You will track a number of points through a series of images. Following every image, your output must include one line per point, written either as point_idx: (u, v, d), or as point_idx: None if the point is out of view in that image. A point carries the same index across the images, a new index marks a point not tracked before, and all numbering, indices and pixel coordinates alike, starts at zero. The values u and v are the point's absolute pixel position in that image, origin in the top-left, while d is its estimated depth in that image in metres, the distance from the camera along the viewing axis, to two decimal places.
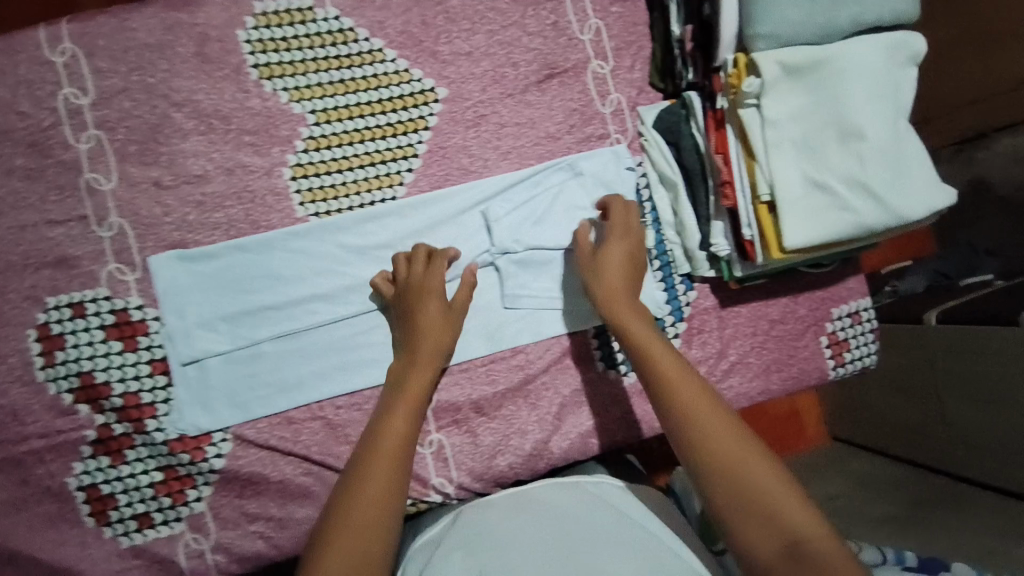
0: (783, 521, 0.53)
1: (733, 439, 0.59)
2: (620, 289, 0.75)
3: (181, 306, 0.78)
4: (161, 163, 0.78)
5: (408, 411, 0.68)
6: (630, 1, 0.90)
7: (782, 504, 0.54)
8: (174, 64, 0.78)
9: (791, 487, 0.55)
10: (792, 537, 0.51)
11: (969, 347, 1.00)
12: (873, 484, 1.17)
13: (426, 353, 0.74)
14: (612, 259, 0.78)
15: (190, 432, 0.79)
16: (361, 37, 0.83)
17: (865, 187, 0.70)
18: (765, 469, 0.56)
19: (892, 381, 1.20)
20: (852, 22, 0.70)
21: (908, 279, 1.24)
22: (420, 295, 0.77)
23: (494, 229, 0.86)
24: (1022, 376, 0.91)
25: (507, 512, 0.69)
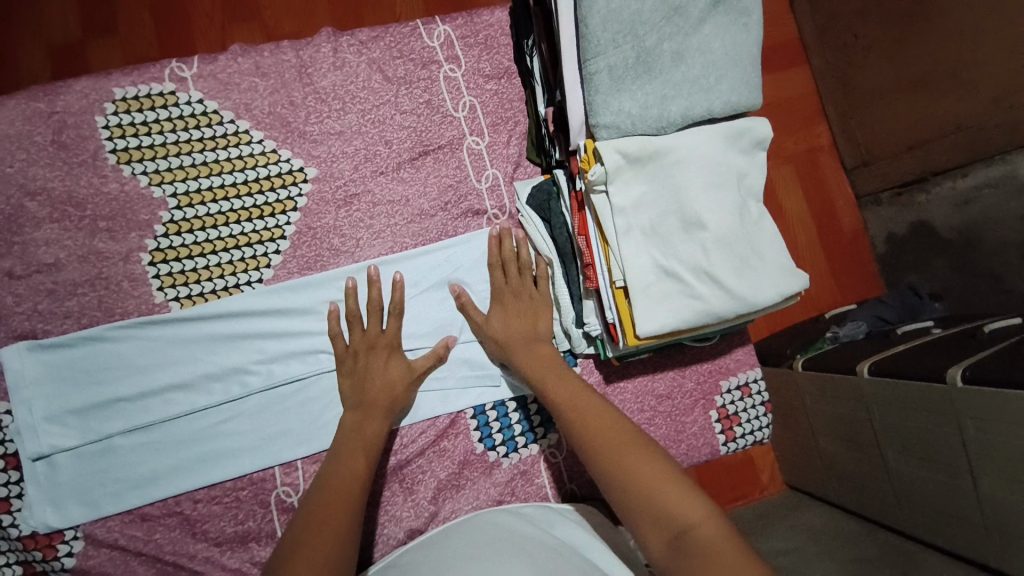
0: (675, 515, 0.57)
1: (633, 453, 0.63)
2: (522, 338, 0.80)
3: (28, 399, 0.76)
4: (13, 253, 0.77)
5: (361, 457, 0.71)
6: (505, 78, 0.91)
7: (674, 499, 0.58)
8: (32, 153, 0.78)
9: (681, 484, 0.60)
10: (682, 530, 0.56)
11: (892, 400, 0.91)
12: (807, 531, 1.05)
13: (354, 453, 0.71)
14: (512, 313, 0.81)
15: (40, 530, 0.74)
16: (225, 119, 0.83)
17: (711, 275, 0.70)
18: (661, 472, 0.61)
19: (830, 428, 1.08)
20: (685, 115, 0.70)
21: (851, 325, 1.18)
22: (389, 365, 0.78)
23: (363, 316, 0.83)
24: (944, 431, 0.82)
25: (418, 553, 0.70)
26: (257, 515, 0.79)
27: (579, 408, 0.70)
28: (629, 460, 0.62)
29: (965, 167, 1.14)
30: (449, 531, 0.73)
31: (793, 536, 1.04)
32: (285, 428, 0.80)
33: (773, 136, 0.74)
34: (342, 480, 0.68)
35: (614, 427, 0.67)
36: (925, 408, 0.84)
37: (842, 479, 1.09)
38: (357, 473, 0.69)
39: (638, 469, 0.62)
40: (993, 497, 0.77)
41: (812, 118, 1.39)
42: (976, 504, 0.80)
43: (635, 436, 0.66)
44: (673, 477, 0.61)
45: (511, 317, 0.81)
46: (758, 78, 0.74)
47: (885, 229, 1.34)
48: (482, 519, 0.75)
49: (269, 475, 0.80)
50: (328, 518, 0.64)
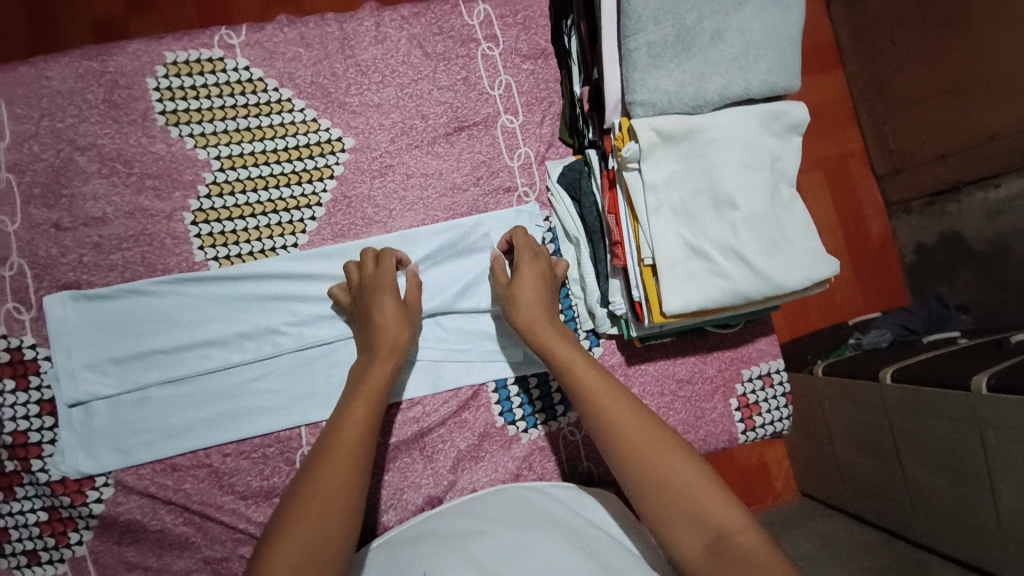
0: (709, 519, 0.55)
1: (660, 450, 0.61)
2: (542, 319, 0.76)
3: (69, 347, 0.78)
4: (61, 207, 0.80)
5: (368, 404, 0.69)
6: (541, 59, 0.93)
7: (707, 504, 0.56)
8: (84, 110, 0.81)
9: (712, 486, 0.58)
10: (718, 533, 0.54)
11: (914, 407, 0.90)
12: (824, 538, 1.03)
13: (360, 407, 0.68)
14: (523, 293, 0.78)
15: (71, 475, 0.77)
16: (270, 87, 0.86)
17: (739, 256, 0.71)
18: (690, 472, 0.59)
19: (848, 435, 1.07)
20: (721, 95, 0.71)
21: (873, 333, 1.17)
22: (382, 304, 0.76)
23: None
24: (965, 440, 0.81)
25: (438, 522, 0.71)
26: (281, 472, 0.81)
27: (602, 399, 0.67)
28: (662, 463, 0.60)
29: (997, 177, 1.12)
30: (469, 504, 0.74)
31: (807, 543, 1.03)
32: (312, 389, 0.82)
33: (808, 121, 0.74)
34: (346, 436, 0.65)
35: (638, 421, 0.64)
36: (946, 414, 0.84)
37: (858, 489, 1.08)
38: (363, 430, 0.66)
39: (673, 476, 0.59)
40: (1011, 506, 0.76)
41: (843, 119, 1.39)
42: (994, 515, 0.79)
43: (666, 437, 0.62)
44: (702, 477, 0.58)
45: (526, 295, 0.78)
46: (796, 63, 0.74)
47: (913, 238, 1.33)
48: (501, 495, 0.75)
49: (295, 435, 0.81)
50: (334, 473, 0.61)
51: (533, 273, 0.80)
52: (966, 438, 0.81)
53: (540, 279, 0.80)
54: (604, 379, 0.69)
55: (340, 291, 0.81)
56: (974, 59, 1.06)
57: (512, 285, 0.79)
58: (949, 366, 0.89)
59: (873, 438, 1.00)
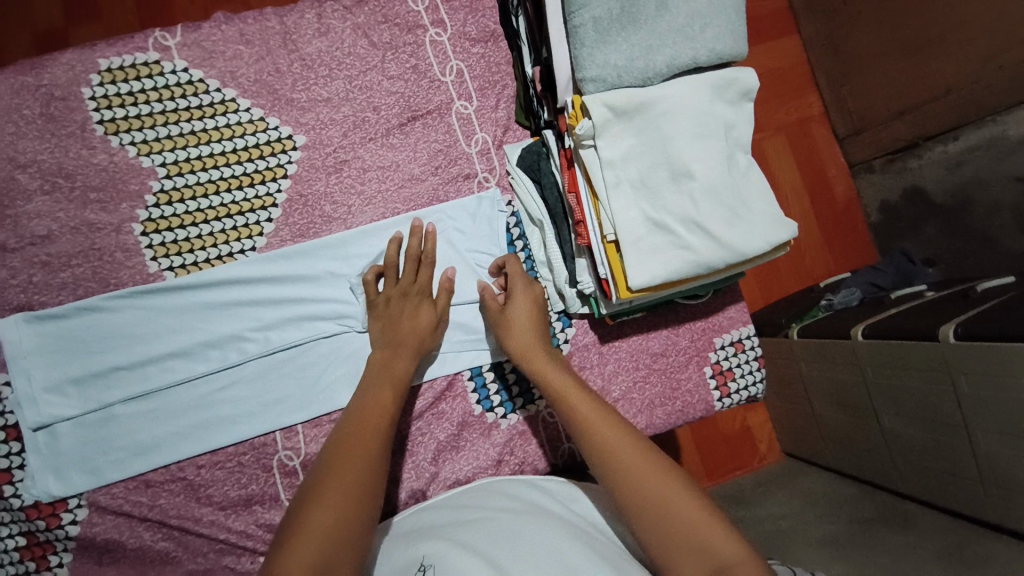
0: (708, 549, 0.56)
1: (658, 477, 0.61)
2: (535, 345, 0.75)
3: (27, 370, 0.76)
4: (5, 227, 0.77)
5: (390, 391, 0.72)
6: (491, 41, 0.91)
7: (706, 534, 0.57)
8: (19, 126, 0.78)
9: (708, 515, 0.58)
10: (718, 562, 0.55)
11: (888, 362, 0.91)
12: (811, 499, 1.05)
13: (366, 434, 0.66)
14: (519, 319, 0.77)
15: (43, 499, 0.75)
16: (212, 88, 0.83)
17: (701, 226, 0.71)
18: (688, 503, 0.59)
19: (825, 395, 1.10)
20: (670, 66, 0.71)
21: (844, 293, 1.19)
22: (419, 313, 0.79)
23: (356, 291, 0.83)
24: (939, 394, 0.83)
25: (428, 517, 0.70)
26: (260, 479, 0.80)
27: (598, 424, 0.66)
28: (660, 496, 0.60)
29: (957, 130, 1.13)
30: (458, 498, 0.74)
31: (793, 501, 1.06)
32: (284, 393, 0.81)
33: (759, 86, 0.74)
34: (352, 458, 0.64)
35: (635, 447, 0.64)
36: (918, 368, 0.86)
37: (839, 446, 1.11)
38: (386, 413, 0.70)
39: (670, 506, 0.59)
40: (989, 452, 0.78)
41: (802, 83, 1.39)
42: (974, 462, 0.81)
43: (664, 467, 0.62)
44: (700, 508, 0.59)
45: (519, 326, 0.77)
46: (742, 28, 0.74)
47: (878, 198, 1.35)
48: (488, 488, 0.75)
49: (270, 440, 0.80)
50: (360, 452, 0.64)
51: (527, 296, 0.79)
52: (940, 392, 0.83)
53: (532, 301, 0.79)
54: (599, 405, 0.68)
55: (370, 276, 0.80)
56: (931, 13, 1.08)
57: (506, 308, 0.79)
58: (911, 321, 0.91)
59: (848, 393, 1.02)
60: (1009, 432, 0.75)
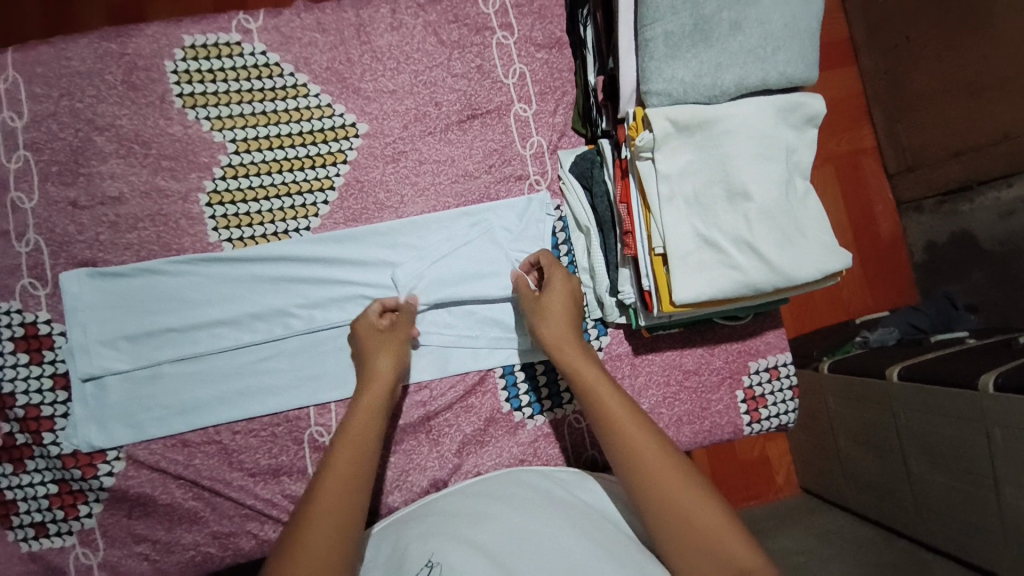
0: (731, 559, 0.56)
1: (684, 485, 0.61)
2: (567, 336, 0.75)
3: (84, 322, 0.79)
4: (79, 185, 0.81)
5: (369, 420, 0.68)
6: (556, 48, 0.93)
7: (730, 546, 0.57)
8: (102, 91, 0.82)
9: (731, 526, 0.58)
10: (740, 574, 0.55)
11: (923, 406, 0.89)
12: (828, 536, 1.03)
13: (342, 477, 0.62)
14: (554, 309, 0.78)
15: (83, 448, 0.78)
16: (286, 71, 0.86)
17: (752, 247, 0.71)
18: (715, 515, 0.59)
19: (853, 432, 1.08)
20: (738, 85, 0.72)
21: (880, 331, 1.17)
22: (376, 362, 0.74)
23: (399, 280, 0.85)
24: (974, 444, 0.81)
25: (445, 500, 0.72)
26: (290, 451, 0.82)
27: (627, 425, 0.66)
28: (685, 504, 0.60)
29: (1012, 176, 1.08)
30: (475, 485, 0.75)
31: (809, 538, 1.04)
32: (323, 371, 0.83)
33: (825, 112, 0.74)
34: (330, 496, 0.60)
35: (661, 452, 0.64)
36: (955, 415, 0.84)
37: (862, 488, 1.08)
38: (365, 443, 0.66)
39: (695, 516, 0.59)
40: (1017, 508, 0.76)
41: (856, 116, 1.39)
42: (999, 517, 0.79)
43: (689, 474, 0.62)
44: (725, 519, 0.59)
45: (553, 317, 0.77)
46: (813, 54, 0.74)
47: (925, 238, 1.32)
48: (505, 476, 0.76)
49: (304, 415, 0.82)
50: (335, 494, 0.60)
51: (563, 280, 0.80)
52: (975, 441, 0.81)
53: (569, 288, 0.80)
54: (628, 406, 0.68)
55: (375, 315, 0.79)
56: (993, 55, 1.04)
57: (541, 296, 0.80)
58: (954, 366, 0.88)
59: (880, 434, 1.00)
60: None
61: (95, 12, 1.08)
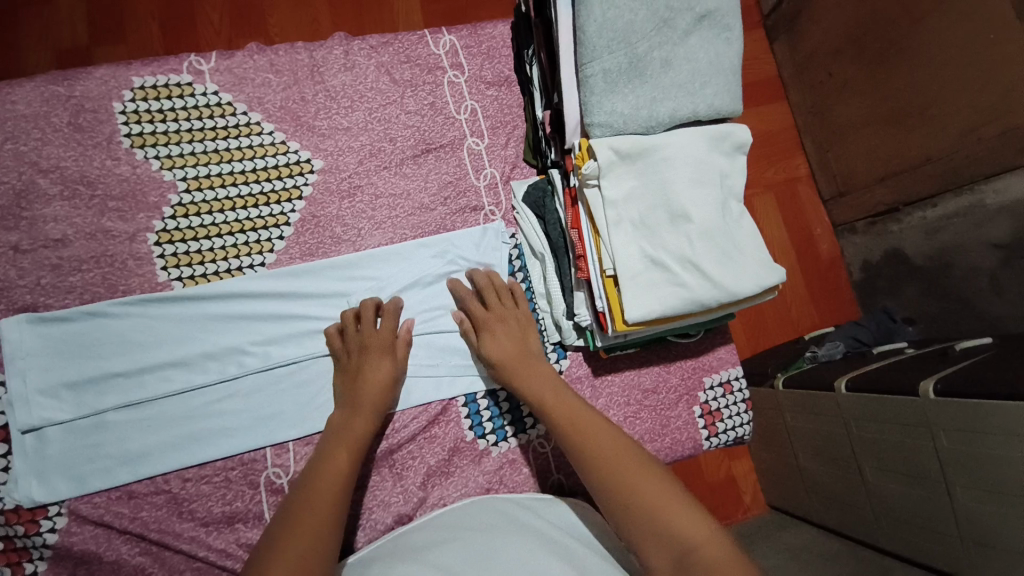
0: (675, 532, 0.59)
1: (634, 467, 0.65)
2: (513, 359, 0.80)
3: (23, 369, 0.75)
4: (21, 228, 0.78)
5: (344, 456, 0.71)
6: (505, 86, 0.98)
7: (675, 520, 0.59)
8: (47, 133, 0.81)
9: (678, 502, 0.61)
10: (682, 546, 0.57)
11: (871, 415, 0.94)
12: (798, 551, 1.04)
13: (317, 512, 0.64)
14: (498, 336, 0.82)
15: (24, 503, 0.72)
16: (238, 111, 0.87)
17: (696, 265, 0.75)
18: (660, 492, 0.62)
19: (810, 445, 1.12)
20: (672, 116, 0.77)
21: (827, 346, 1.23)
22: (370, 381, 0.78)
23: None
24: (921, 448, 0.86)
25: (418, 534, 0.70)
26: (245, 496, 0.78)
27: (580, 421, 0.71)
28: (634, 484, 0.63)
29: (935, 197, 1.17)
30: (448, 516, 0.74)
31: (775, 554, 1.06)
32: (280, 409, 0.81)
33: (752, 141, 0.80)
34: (303, 525, 0.62)
35: (611, 440, 0.68)
36: (900, 423, 0.89)
37: (824, 500, 1.12)
38: (340, 476, 0.69)
39: (644, 495, 0.62)
40: (968, 508, 0.80)
41: (788, 145, 1.49)
42: (953, 517, 0.83)
43: (639, 458, 0.66)
44: (672, 495, 0.62)
45: (499, 342, 0.82)
46: (736, 88, 0.81)
47: (860, 257, 1.42)
48: (479, 506, 0.75)
49: (260, 456, 0.80)
50: (310, 525, 0.63)
51: (510, 316, 0.85)
52: (922, 446, 0.86)
53: (520, 326, 0.85)
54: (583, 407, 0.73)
55: (335, 335, 0.82)
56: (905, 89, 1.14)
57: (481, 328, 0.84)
58: (894, 376, 0.94)
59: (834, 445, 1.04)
60: (992, 491, 0.77)
61: (38, 56, 1.07)
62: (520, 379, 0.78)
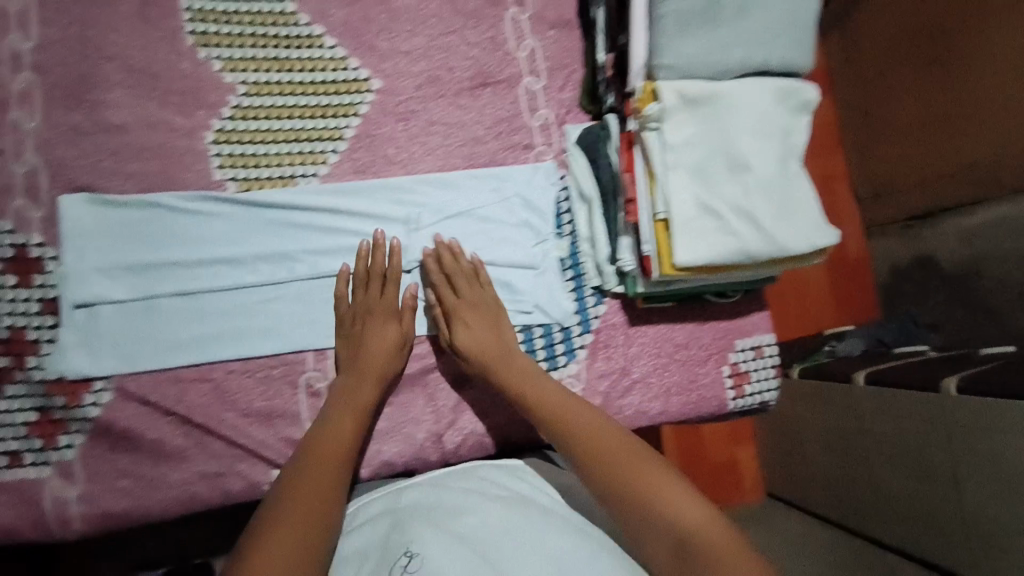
0: (674, 519, 0.60)
1: (628, 456, 0.65)
2: (496, 352, 0.80)
3: (83, 248, 0.76)
4: (83, 109, 0.78)
5: (349, 420, 0.74)
6: (567, 28, 0.96)
7: (675, 506, 0.60)
8: (114, 20, 0.80)
9: (678, 487, 0.62)
10: (682, 533, 0.58)
11: (888, 409, 0.94)
12: (797, 547, 1.08)
13: (319, 475, 0.67)
14: (470, 320, 0.82)
15: (69, 376, 0.74)
16: (302, 22, 0.87)
17: (751, 216, 0.75)
18: (657, 479, 0.63)
19: (821, 436, 1.11)
20: (743, 62, 0.76)
21: (848, 341, 1.26)
22: (466, 332, 0.81)
23: (413, 237, 0.87)
24: (933, 446, 0.87)
25: (419, 493, 0.69)
26: (284, 394, 0.81)
27: (572, 418, 0.71)
28: (633, 473, 0.64)
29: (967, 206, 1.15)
30: (448, 477, 0.73)
31: (778, 549, 1.09)
32: (322, 317, 0.83)
33: (817, 101, 0.79)
34: (304, 488, 0.65)
35: (606, 433, 0.69)
36: (917, 417, 0.89)
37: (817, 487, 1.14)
38: (346, 441, 0.72)
39: (642, 483, 0.63)
40: (974, 507, 0.81)
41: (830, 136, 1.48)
42: (955, 517, 0.84)
43: (637, 448, 0.67)
44: (671, 480, 0.63)
45: (476, 329, 0.81)
46: (809, 41, 0.79)
47: (889, 261, 1.39)
48: (477, 472, 0.74)
49: (302, 358, 0.82)
50: (315, 488, 0.65)
51: (479, 301, 0.83)
52: (935, 444, 0.86)
53: (490, 310, 0.84)
54: (573, 402, 0.73)
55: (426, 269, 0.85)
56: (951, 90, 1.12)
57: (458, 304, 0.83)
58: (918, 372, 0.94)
59: (843, 434, 1.05)
60: (1003, 493, 0.77)
61: None
62: (509, 376, 0.78)
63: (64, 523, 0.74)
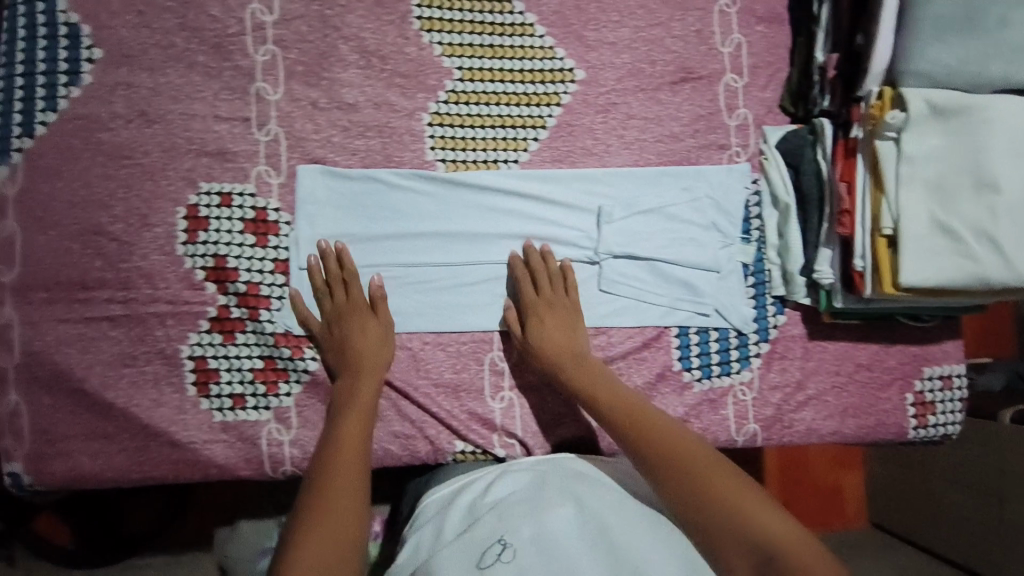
0: (753, 529, 0.56)
1: (706, 465, 0.63)
2: (569, 353, 0.79)
3: (312, 216, 0.83)
4: (321, 87, 0.84)
5: (353, 424, 0.72)
6: (776, 24, 0.93)
7: (755, 516, 0.57)
8: (350, 2, 0.84)
9: (760, 501, 0.59)
10: (761, 542, 0.55)
11: None
12: None
13: (342, 480, 0.66)
14: (545, 319, 0.81)
15: (294, 330, 0.82)
16: (516, 10, 0.88)
17: (993, 240, 0.70)
18: (734, 488, 0.60)
19: (951, 471, 1.07)
20: (1004, 78, 0.71)
21: (985, 375, 1.14)
22: (554, 336, 0.80)
23: (603, 227, 0.87)
24: None
25: (511, 481, 0.69)
26: (471, 369, 0.85)
27: (645, 420, 0.70)
28: (709, 481, 0.62)
29: None
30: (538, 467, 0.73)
31: None
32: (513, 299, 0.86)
33: None
34: (330, 492, 0.65)
35: (679, 441, 0.67)
36: None
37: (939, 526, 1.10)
38: (355, 443, 0.70)
39: (716, 495, 0.60)
40: None
41: None
42: None
43: (719, 462, 0.64)
44: (748, 493, 0.60)
45: (551, 328, 0.81)
46: None
47: None
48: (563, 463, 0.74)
49: (488, 338, 0.86)
50: (340, 494, 0.65)
51: (557, 298, 0.83)
52: None
53: (567, 306, 0.83)
54: (649, 408, 0.72)
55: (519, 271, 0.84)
56: None
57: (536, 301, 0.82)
58: None
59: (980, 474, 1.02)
60: None
61: None
62: (580, 377, 0.77)
63: (277, 463, 0.82)
